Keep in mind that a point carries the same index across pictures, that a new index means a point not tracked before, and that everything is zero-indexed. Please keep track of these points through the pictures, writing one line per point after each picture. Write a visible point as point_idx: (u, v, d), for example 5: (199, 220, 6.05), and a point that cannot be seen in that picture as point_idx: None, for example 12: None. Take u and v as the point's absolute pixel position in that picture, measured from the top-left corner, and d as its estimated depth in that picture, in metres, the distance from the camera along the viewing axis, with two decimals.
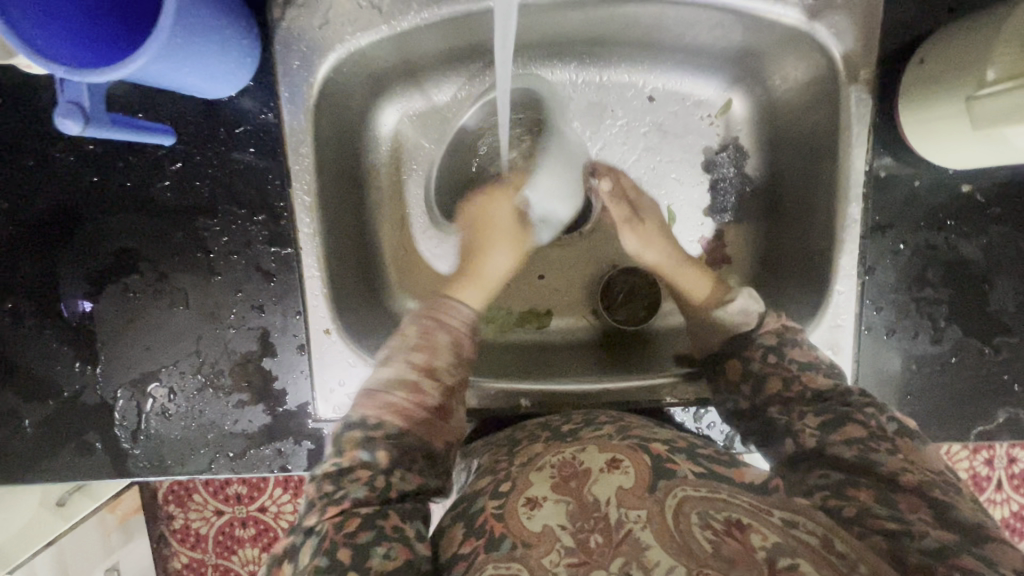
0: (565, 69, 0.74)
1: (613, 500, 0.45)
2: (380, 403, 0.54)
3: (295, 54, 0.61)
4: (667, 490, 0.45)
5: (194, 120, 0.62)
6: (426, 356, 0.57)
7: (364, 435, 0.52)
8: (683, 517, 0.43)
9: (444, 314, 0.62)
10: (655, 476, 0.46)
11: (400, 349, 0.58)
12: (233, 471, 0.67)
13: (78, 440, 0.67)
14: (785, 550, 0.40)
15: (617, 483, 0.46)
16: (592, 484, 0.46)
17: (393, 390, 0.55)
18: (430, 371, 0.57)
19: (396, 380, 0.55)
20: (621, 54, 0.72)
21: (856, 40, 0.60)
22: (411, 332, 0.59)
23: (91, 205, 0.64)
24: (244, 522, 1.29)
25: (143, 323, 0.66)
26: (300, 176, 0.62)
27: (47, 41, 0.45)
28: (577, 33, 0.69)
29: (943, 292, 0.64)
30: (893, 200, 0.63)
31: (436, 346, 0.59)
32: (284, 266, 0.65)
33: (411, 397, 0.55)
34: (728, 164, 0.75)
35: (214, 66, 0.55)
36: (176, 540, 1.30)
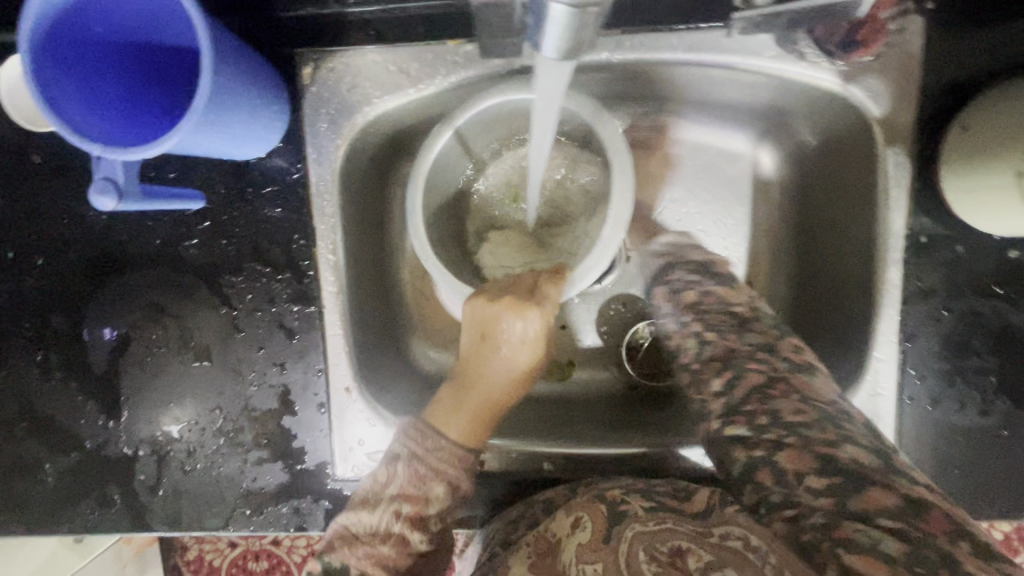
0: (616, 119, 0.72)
1: (574, 560, 0.48)
2: (362, 554, 0.50)
3: (323, 117, 0.61)
4: (619, 535, 0.49)
5: (222, 179, 0.63)
6: (413, 508, 0.52)
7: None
8: (632, 559, 0.46)
9: (435, 455, 0.54)
10: (611, 525, 0.50)
11: (383, 495, 0.53)
12: (249, 529, 0.66)
13: (98, 492, 0.67)
14: (716, 565, 0.44)
15: (578, 541, 0.49)
16: (563, 553, 0.49)
17: (377, 542, 0.51)
18: (420, 519, 0.52)
19: (378, 531, 0.51)
20: (653, 110, 0.71)
21: (893, 103, 0.59)
22: (401, 472, 0.53)
23: (121, 260, 0.65)
24: (257, 555, 1.26)
25: (166, 378, 0.66)
26: (326, 236, 0.63)
27: (84, 117, 0.45)
28: (615, 90, 0.68)
29: (990, 361, 0.60)
30: (935, 265, 0.61)
31: (428, 496, 0.53)
32: (306, 323, 0.64)
33: (397, 548, 0.51)
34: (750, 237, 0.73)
35: (244, 134, 0.56)
36: (190, 571, 1.27)
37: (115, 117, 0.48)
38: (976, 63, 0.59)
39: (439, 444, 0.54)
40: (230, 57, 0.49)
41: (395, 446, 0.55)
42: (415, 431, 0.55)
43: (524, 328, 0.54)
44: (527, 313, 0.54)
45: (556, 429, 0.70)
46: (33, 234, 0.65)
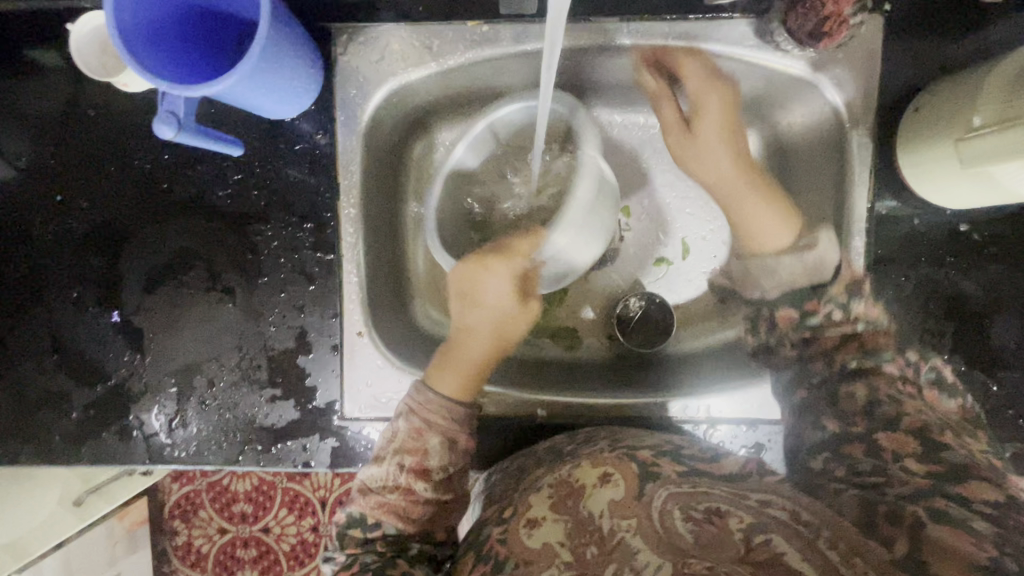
0: (639, 112, 0.81)
1: (606, 513, 0.49)
2: (375, 503, 0.57)
3: (352, 84, 0.69)
4: (652, 492, 0.50)
5: (257, 137, 0.70)
6: (414, 460, 0.58)
7: (364, 535, 0.56)
8: (667, 515, 0.47)
9: (429, 408, 0.60)
10: (643, 482, 0.51)
11: (388, 448, 0.59)
12: (259, 464, 0.71)
13: (119, 425, 0.72)
14: (760, 528, 0.45)
15: (609, 496, 0.50)
16: (586, 499, 0.51)
17: (387, 491, 0.57)
18: (422, 471, 0.58)
19: (384, 481, 0.58)
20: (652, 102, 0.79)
21: (858, 90, 0.67)
22: (402, 427, 0.59)
23: (158, 209, 0.71)
24: (246, 542, 1.30)
25: (192, 318, 0.71)
26: (348, 191, 0.69)
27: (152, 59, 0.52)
28: (623, 80, 0.76)
29: (945, 325, 0.67)
30: (895, 236, 0.68)
31: (426, 447, 0.58)
32: (326, 271, 0.70)
33: (405, 496, 0.57)
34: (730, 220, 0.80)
35: (285, 91, 0.62)
36: (177, 557, 1.32)
37: (177, 62, 0.55)
38: (928, 60, 0.67)
39: (429, 399, 0.61)
40: (280, 19, 0.56)
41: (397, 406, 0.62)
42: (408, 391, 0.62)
43: (496, 283, 0.64)
44: (499, 266, 0.64)
45: (553, 385, 0.75)
46: (82, 182, 0.72)
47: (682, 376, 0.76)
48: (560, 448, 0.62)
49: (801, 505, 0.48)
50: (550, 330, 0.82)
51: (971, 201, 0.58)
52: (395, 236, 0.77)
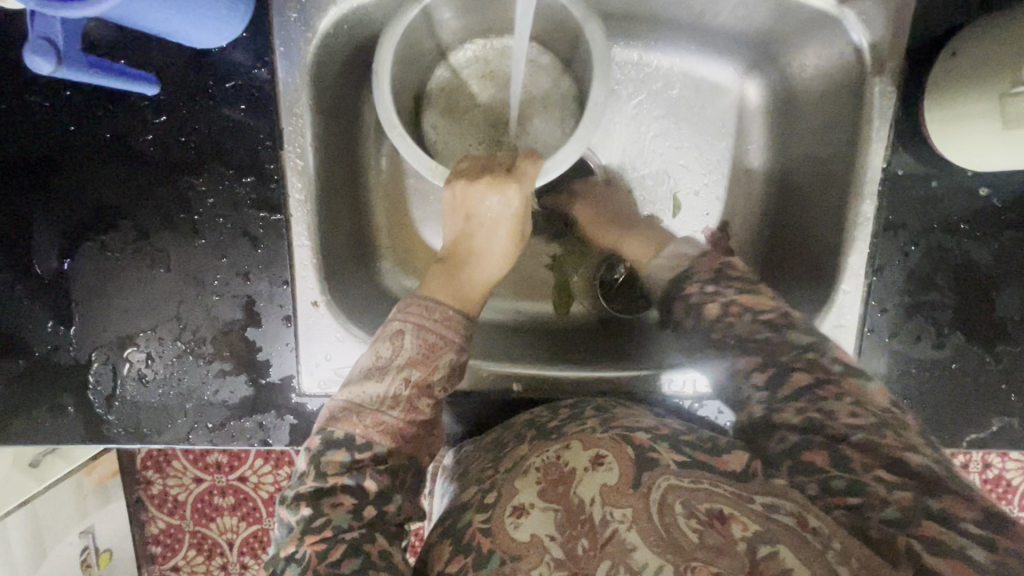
0: (635, 46, 0.73)
1: (598, 500, 0.46)
2: (371, 422, 0.48)
3: (293, 6, 0.57)
4: (652, 483, 0.45)
5: (181, 70, 0.58)
6: (423, 372, 0.50)
7: (350, 458, 0.47)
8: (668, 510, 0.44)
9: (443, 324, 0.52)
10: (640, 469, 0.46)
11: (391, 362, 0.50)
12: (211, 443, 0.65)
13: (49, 401, 0.64)
14: (766, 538, 0.42)
15: (603, 482, 0.46)
16: (578, 485, 0.47)
17: (385, 411, 0.49)
18: (426, 387, 0.50)
19: (390, 398, 0.49)
20: (650, 34, 0.72)
21: (886, 29, 0.59)
22: (410, 341, 0.51)
23: (69, 155, 0.60)
24: (224, 492, 1.22)
25: (121, 284, 0.62)
26: (293, 138, 0.59)
27: None
28: (615, 4, 0.68)
29: (948, 297, 0.62)
30: (908, 200, 0.62)
31: (438, 364, 0.51)
32: (272, 232, 0.61)
33: (405, 415, 0.49)
34: (723, 166, 0.75)
35: (204, 14, 0.51)
36: (153, 505, 1.23)
37: None
38: None
39: (448, 315, 0.53)
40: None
41: (393, 323, 0.52)
42: (417, 305, 0.53)
43: (501, 206, 0.56)
44: (506, 190, 0.56)
45: (532, 355, 0.70)
46: None
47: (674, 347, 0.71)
48: (539, 423, 0.57)
49: (810, 509, 0.44)
50: (533, 290, 0.77)
51: (1000, 163, 0.53)
52: (354, 192, 0.68)
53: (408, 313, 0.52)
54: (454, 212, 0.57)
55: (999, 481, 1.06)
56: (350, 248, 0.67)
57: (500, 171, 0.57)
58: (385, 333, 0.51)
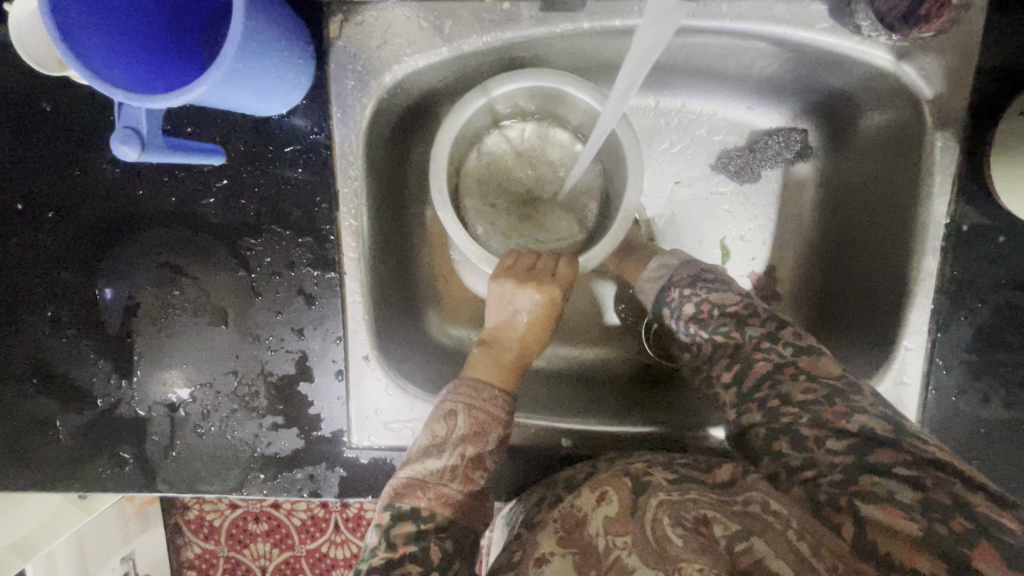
0: (680, 95, 0.73)
1: (603, 532, 0.48)
2: (432, 496, 0.49)
3: (350, 74, 0.58)
4: (646, 505, 0.49)
5: (243, 137, 0.61)
6: (477, 448, 0.51)
7: (417, 529, 0.47)
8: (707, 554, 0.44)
9: (491, 402, 0.53)
10: (637, 496, 0.50)
11: (446, 440, 0.51)
12: (263, 493, 0.66)
13: (111, 452, 0.66)
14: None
15: (606, 515, 0.49)
16: (590, 525, 0.49)
17: (443, 485, 0.49)
18: (479, 461, 0.51)
19: (450, 472, 0.50)
20: (697, 83, 0.72)
21: (948, 84, 0.57)
22: (462, 419, 0.51)
23: (136, 217, 0.63)
24: (258, 517, 1.24)
25: (181, 340, 0.64)
26: (349, 200, 0.60)
27: (121, 71, 0.45)
28: (662, 58, 0.68)
29: (1019, 355, 0.60)
30: (974, 256, 0.60)
31: (491, 439, 0.52)
32: (326, 289, 0.63)
33: (463, 487, 0.50)
34: (771, 210, 0.75)
35: (271, 88, 0.53)
36: (190, 530, 1.25)
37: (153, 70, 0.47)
38: None
39: (495, 394, 0.54)
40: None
41: (445, 403, 0.53)
42: (467, 387, 0.54)
43: (541, 302, 0.58)
44: (546, 290, 0.58)
45: (578, 408, 0.70)
46: (47, 187, 0.63)
47: None
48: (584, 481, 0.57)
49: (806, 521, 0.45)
50: (578, 339, 0.77)
51: None
52: (403, 244, 0.69)
53: (458, 392, 0.53)
54: (496, 305, 0.59)
55: None
56: (399, 300, 0.68)
57: (544, 276, 0.59)
58: (438, 413, 0.52)
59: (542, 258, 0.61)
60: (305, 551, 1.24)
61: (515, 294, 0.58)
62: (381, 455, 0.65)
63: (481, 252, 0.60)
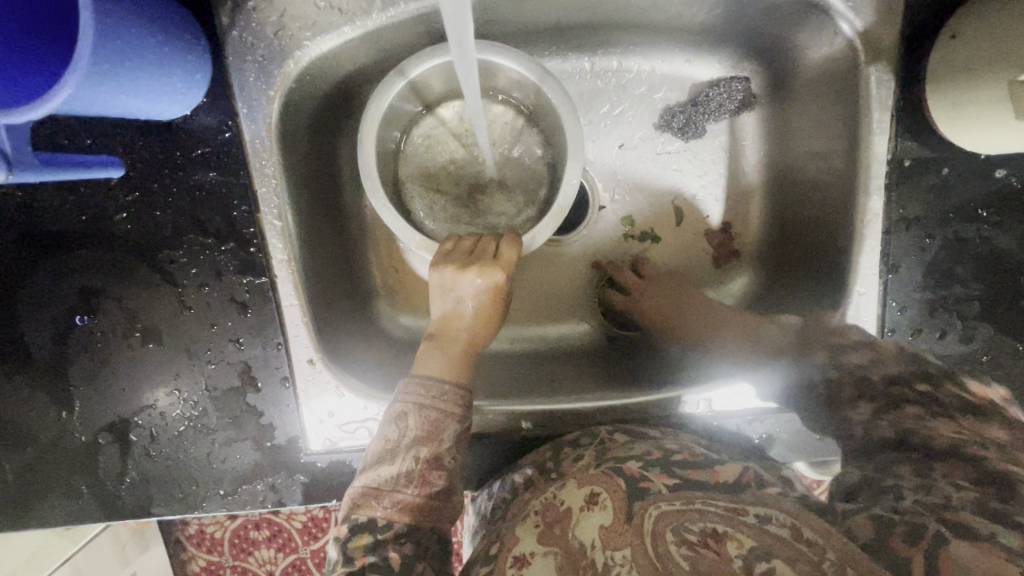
0: (614, 52, 0.70)
1: (598, 544, 0.44)
2: (388, 502, 0.47)
3: (250, 66, 0.55)
4: (642, 512, 0.45)
5: (148, 146, 0.57)
6: (432, 448, 0.49)
7: (375, 539, 0.46)
8: (660, 539, 0.43)
9: (444, 399, 0.51)
10: (631, 500, 0.46)
11: (399, 443, 0.49)
12: (226, 508, 0.64)
13: (62, 485, 0.64)
14: (761, 554, 0.40)
15: (599, 522, 0.45)
16: (575, 527, 0.46)
17: (400, 489, 0.47)
18: (436, 460, 0.49)
19: (405, 476, 0.48)
20: (629, 40, 0.69)
21: (875, 15, 0.55)
22: (414, 420, 0.50)
23: (50, 241, 0.60)
24: (258, 524, 1.14)
25: (116, 365, 0.62)
26: (268, 200, 0.57)
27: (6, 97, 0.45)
28: (586, 17, 0.65)
29: (974, 288, 0.59)
30: (919, 191, 0.58)
31: (446, 436, 0.50)
32: (259, 296, 0.60)
33: (420, 491, 0.48)
34: (720, 163, 0.72)
35: (162, 90, 0.49)
36: (193, 544, 1.15)
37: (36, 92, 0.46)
38: None
39: (445, 390, 0.52)
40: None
41: (396, 404, 0.51)
42: (417, 386, 0.52)
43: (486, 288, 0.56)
44: (491, 274, 0.56)
45: (542, 388, 0.69)
46: None
47: (694, 361, 0.70)
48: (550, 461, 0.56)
49: (803, 519, 0.42)
50: (538, 314, 0.75)
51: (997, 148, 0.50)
52: (341, 239, 0.66)
53: (408, 390, 0.51)
54: (439, 293, 0.57)
55: None
56: (344, 298, 0.66)
57: (486, 260, 0.57)
58: (389, 415, 0.51)
59: (481, 241, 0.59)
60: (309, 551, 1.15)
61: (457, 278, 0.56)
62: (343, 458, 0.64)
63: (421, 239, 0.59)
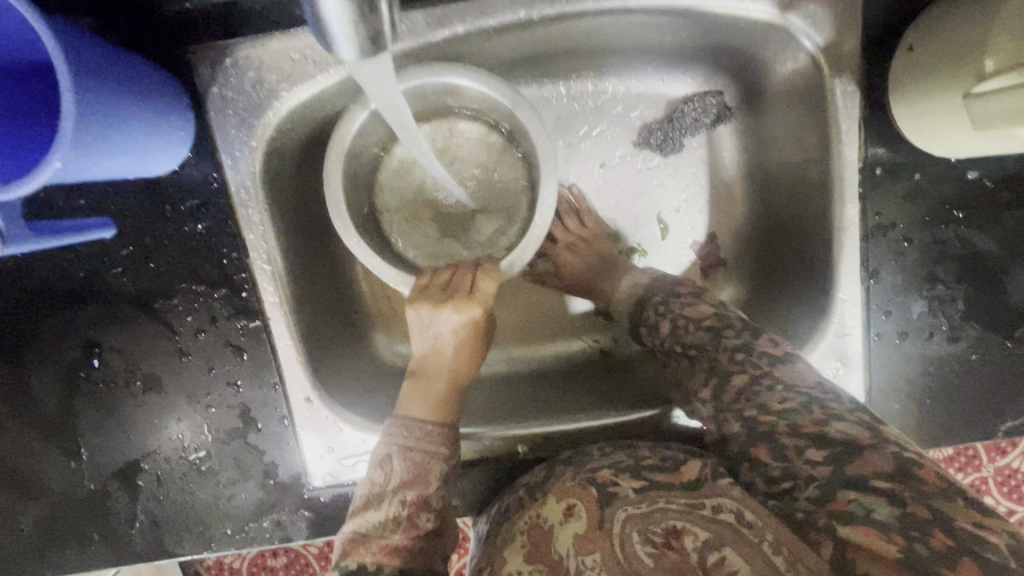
0: (588, 77, 0.72)
1: (573, 552, 0.46)
2: (377, 548, 0.48)
3: (232, 119, 0.57)
4: (612, 519, 0.47)
5: (138, 201, 0.59)
6: (418, 491, 0.50)
7: None
8: (627, 542, 0.45)
9: (428, 440, 0.53)
10: (603, 506, 0.48)
11: (385, 488, 0.50)
12: (234, 547, 0.65)
13: (73, 534, 0.65)
14: (715, 544, 0.44)
15: (574, 531, 0.47)
16: (556, 541, 0.47)
17: (388, 533, 0.48)
18: (424, 502, 0.50)
19: (392, 522, 0.49)
20: (601, 64, 0.70)
21: (836, 30, 0.56)
22: (398, 463, 0.51)
23: (52, 297, 0.62)
24: (275, 551, 1.14)
25: (119, 413, 0.63)
26: (257, 246, 0.59)
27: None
28: (558, 47, 0.66)
29: (957, 288, 0.59)
30: (893, 196, 0.59)
31: (431, 476, 0.51)
32: (253, 339, 0.62)
33: (409, 533, 0.49)
34: (700, 176, 0.73)
35: (145, 150, 0.51)
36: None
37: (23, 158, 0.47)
38: None
39: (429, 430, 0.53)
40: (80, 61, 0.42)
41: (381, 448, 0.53)
42: (400, 427, 0.53)
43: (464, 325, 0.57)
44: (468, 309, 0.57)
45: (532, 412, 0.69)
46: None
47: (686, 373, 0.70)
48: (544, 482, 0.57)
49: (768, 527, 0.43)
50: (528, 334, 0.76)
51: (961, 151, 0.50)
52: (333, 275, 0.68)
53: (392, 433, 0.53)
54: (418, 331, 0.58)
55: (1010, 476, 1.11)
56: (338, 333, 0.68)
57: (461, 294, 0.58)
58: (375, 459, 0.52)
59: (458, 273, 0.60)
60: None
61: (433, 315, 0.57)
62: (343, 490, 0.65)
63: (398, 273, 0.60)
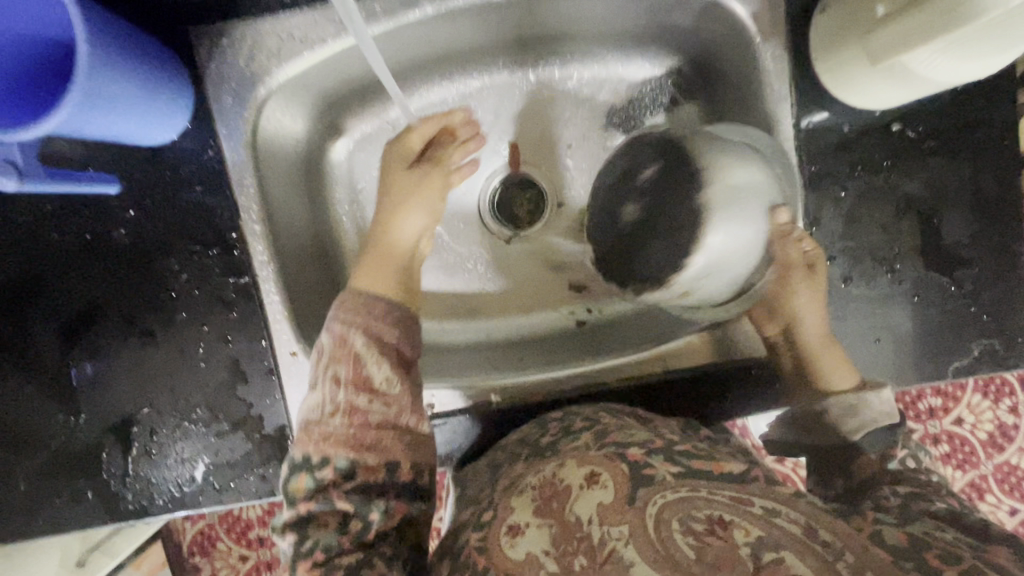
0: (554, 62, 0.78)
1: (596, 520, 0.45)
2: (317, 431, 0.54)
3: (227, 90, 0.64)
4: (647, 499, 0.45)
5: (141, 168, 0.65)
6: (348, 367, 0.55)
7: (313, 480, 0.52)
8: (665, 526, 0.43)
9: (371, 316, 0.59)
10: (634, 484, 0.46)
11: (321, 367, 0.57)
12: (221, 501, 0.68)
13: (67, 489, 0.68)
14: (770, 544, 0.40)
15: (598, 499, 0.46)
16: (574, 502, 0.47)
17: (327, 417, 0.54)
18: (358, 385, 0.55)
19: (330, 408, 0.54)
20: (563, 48, 0.77)
21: (762, 2, 0.63)
22: (330, 336, 0.58)
23: (57, 260, 0.67)
24: (269, 565, 1.16)
25: (115, 370, 0.68)
26: (248, 206, 0.65)
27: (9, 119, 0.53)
28: (522, 33, 0.73)
29: (894, 234, 0.64)
30: (826, 150, 0.64)
31: (361, 354, 0.56)
32: (242, 295, 0.67)
33: (348, 418, 0.54)
34: None
35: (148, 114, 0.58)
36: None
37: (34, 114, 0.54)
38: None
39: (374, 306, 0.60)
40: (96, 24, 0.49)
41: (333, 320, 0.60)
42: (349, 301, 0.60)
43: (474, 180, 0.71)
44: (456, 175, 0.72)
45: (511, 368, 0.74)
46: None
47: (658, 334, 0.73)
48: (531, 440, 0.60)
49: (817, 520, 0.44)
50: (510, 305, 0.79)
51: (879, 98, 0.57)
52: (320, 242, 0.74)
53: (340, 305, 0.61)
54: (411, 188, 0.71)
55: (1010, 471, 1.12)
56: (325, 295, 0.73)
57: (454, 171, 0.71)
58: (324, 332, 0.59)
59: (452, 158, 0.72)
60: None
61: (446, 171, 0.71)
62: None
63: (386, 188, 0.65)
